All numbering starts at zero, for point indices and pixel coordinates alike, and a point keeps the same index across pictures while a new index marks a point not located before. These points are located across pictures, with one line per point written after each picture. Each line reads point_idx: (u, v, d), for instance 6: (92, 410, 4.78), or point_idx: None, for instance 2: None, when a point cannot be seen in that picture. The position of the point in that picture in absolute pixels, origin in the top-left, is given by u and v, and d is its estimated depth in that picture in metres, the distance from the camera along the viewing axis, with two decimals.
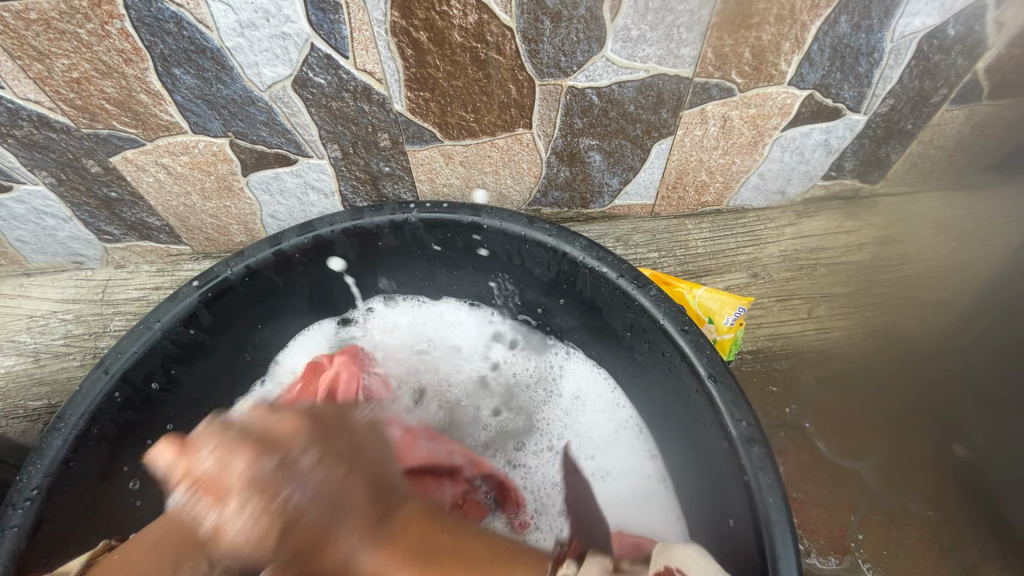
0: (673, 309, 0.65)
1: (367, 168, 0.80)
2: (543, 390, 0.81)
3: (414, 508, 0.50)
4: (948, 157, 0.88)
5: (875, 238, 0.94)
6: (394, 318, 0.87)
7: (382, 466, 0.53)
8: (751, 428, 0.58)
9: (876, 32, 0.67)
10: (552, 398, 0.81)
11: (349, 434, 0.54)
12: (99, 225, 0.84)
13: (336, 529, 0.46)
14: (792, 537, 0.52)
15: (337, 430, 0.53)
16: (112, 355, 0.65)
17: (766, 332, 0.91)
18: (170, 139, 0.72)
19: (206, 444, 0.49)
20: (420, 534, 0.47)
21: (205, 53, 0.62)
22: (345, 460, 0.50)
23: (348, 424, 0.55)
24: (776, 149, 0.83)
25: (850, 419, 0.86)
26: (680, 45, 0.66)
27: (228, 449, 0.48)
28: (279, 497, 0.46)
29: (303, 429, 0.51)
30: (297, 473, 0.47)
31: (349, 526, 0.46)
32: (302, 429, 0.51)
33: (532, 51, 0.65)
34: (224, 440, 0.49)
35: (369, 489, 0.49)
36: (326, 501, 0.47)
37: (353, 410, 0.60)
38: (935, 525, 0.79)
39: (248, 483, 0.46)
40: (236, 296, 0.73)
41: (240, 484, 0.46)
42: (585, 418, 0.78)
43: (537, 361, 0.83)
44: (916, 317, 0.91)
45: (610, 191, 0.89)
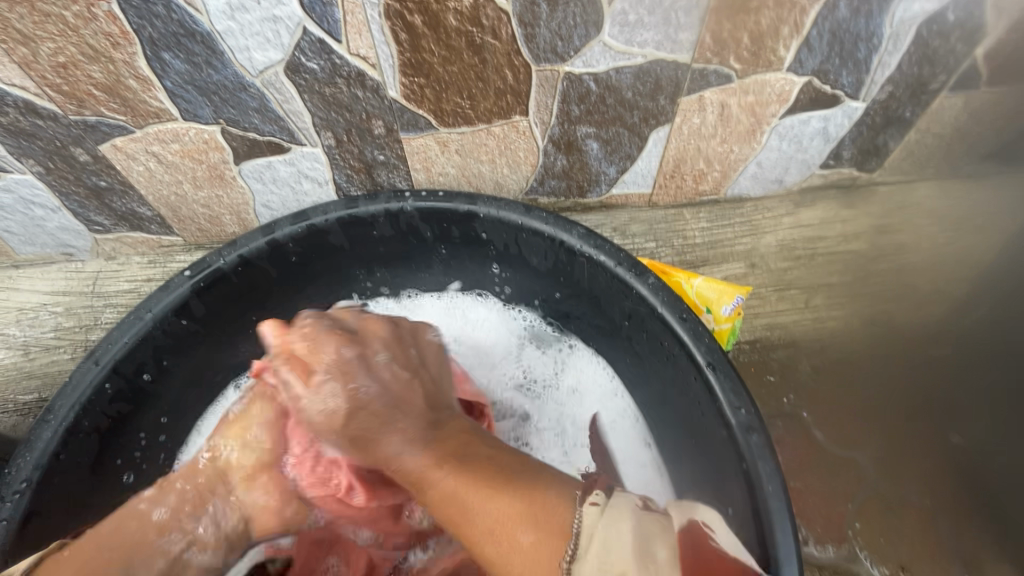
0: (672, 297, 0.65)
1: (361, 156, 0.79)
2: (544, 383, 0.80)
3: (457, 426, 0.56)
4: (946, 145, 0.87)
5: (873, 227, 0.94)
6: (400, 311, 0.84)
7: (436, 386, 0.60)
8: (750, 415, 0.57)
9: (875, 17, 0.66)
10: (553, 390, 0.80)
11: (419, 349, 0.62)
12: (89, 216, 0.83)
13: (388, 428, 0.54)
14: (791, 524, 0.52)
15: (410, 342, 0.61)
16: (102, 346, 0.64)
17: (764, 321, 0.91)
18: (160, 126, 0.70)
19: (292, 331, 0.57)
20: (457, 448, 0.53)
21: (194, 37, 0.60)
22: (410, 368, 0.58)
23: (422, 340, 0.63)
24: (774, 137, 0.82)
25: (847, 409, 0.86)
26: (679, 30, 0.65)
27: (316, 337, 0.56)
28: (353, 385, 0.54)
29: (381, 331, 0.60)
30: (369, 369, 0.55)
31: (398, 431, 0.54)
32: (382, 335, 0.59)
33: (528, 36, 0.64)
34: (315, 329, 0.57)
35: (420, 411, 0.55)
36: (385, 398, 0.55)
37: (428, 329, 0.67)
38: (932, 514, 0.79)
39: (330, 364, 0.54)
40: (229, 286, 0.72)
41: (327, 364, 0.54)
42: (583, 411, 0.78)
43: (540, 353, 0.82)
44: (913, 307, 0.91)
45: (607, 181, 0.88)
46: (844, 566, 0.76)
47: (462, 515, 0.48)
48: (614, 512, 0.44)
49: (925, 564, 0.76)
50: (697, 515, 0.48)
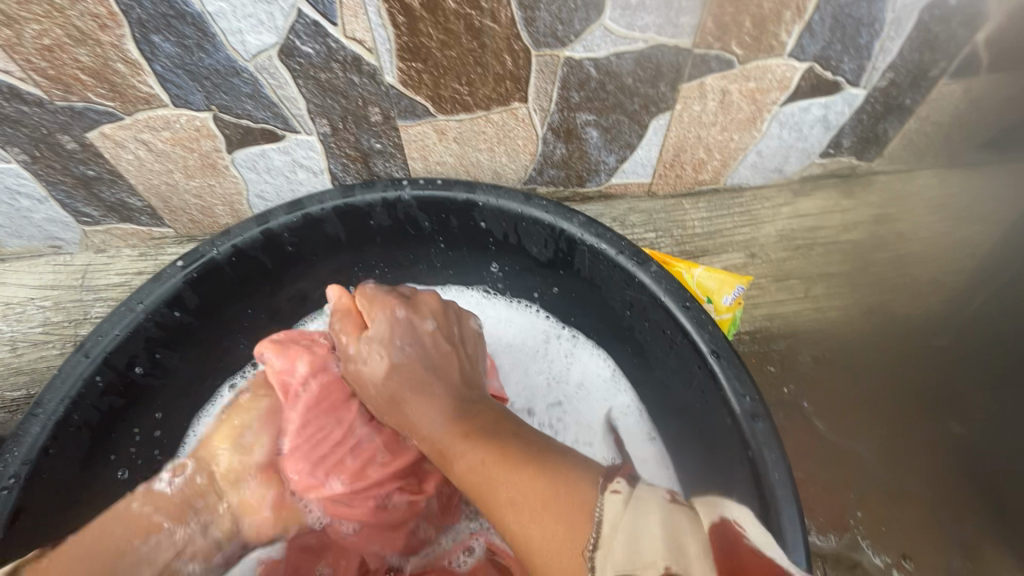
0: (674, 285, 0.64)
1: (357, 144, 0.77)
2: (549, 379, 0.80)
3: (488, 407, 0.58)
4: (945, 133, 0.87)
5: (872, 217, 0.94)
6: None
7: (472, 365, 0.65)
8: (755, 403, 0.57)
9: (878, 2, 0.66)
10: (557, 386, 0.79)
11: (461, 327, 0.67)
12: (77, 207, 0.81)
13: (426, 400, 0.58)
14: (797, 512, 0.52)
15: (456, 318, 0.67)
16: (92, 338, 0.62)
17: (764, 312, 0.90)
18: (150, 113, 0.69)
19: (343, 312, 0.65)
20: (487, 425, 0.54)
21: (185, 19, 0.59)
22: (453, 342, 0.65)
23: (465, 322, 0.68)
24: (775, 125, 0.82)
25: (848, 398, 0.86)
26: (680, 14, 0.64)
27: (374, 302, 0.65)
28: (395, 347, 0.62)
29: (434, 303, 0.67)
30: (415, 336, 0.63)
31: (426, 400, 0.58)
32: (430, 306, 0.66)
33: (528, 19, 0.63)
34: (372, 297, 0.66)
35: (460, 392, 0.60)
36: (420, 364, 0.61)
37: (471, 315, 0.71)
38: (933, 502, 0.79)
39: (383, 326, 0.63)
40: (224, 277, 0.70)
41: (386, 326, 0.63)
42: (589, 406, 0.77)
43: (544, 349, 0.82)
44: (913, 296, 0.90)
45: (606, 170, 0.87)
46: (846, 555, 0.77)
47: (484, 489, 0.48)
48: (637, 504, 0.39)
49: (925, 552, 0.77)
50: (727, 512, 0.40)
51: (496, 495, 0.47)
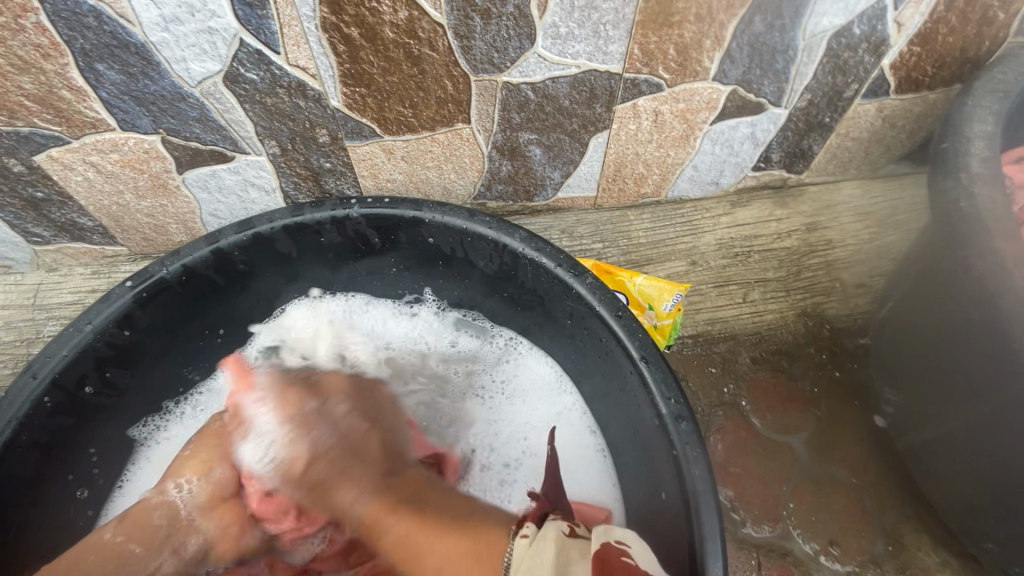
0: (609, 295, 0.68)
1: (307, 164, 0.80)
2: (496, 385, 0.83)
3: (412, 478, 0.61)
4: (864, 148, 0.94)
5: (803, 226, 1.00)
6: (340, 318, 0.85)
7: (394, 434, 0.66)
8: (679, 405, 0.61)
9: (789, 31, 0.71)
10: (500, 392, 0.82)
11: (374, 401, 0.69)
12: (26, 227, 0.81)
13: (350, 476, 0.59)
14: (716, 504, 0.56)
15: (366, 394, 0.68)
16: (40, 359, 0.63)
17: (705, 316, 0.95)
18: (97, 136, 0.70)
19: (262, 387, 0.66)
20: (409, 491, 0.59)
21: (129, 48, 0.61)
22: (365, 417, 0.65)
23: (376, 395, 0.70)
24: (707, 142, 0.87)
25: (784, 395, 0.92)
26: (608, 42, 0.68)
27: (284, 394, 0.64)
28: (311, 434, 0.61)
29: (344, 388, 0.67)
30: (330, 418, 0.63)
31: (351, 483, 0.58)
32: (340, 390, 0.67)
33: (464, 47, 0.67)
34: (281, 388, 0.66)
35: (362, 451, 0.61)
36: (340, 448, 0.61)
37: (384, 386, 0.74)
38: (858, 490, 0.85)
39: (291, 420, 0.62)
40: (175, 295, 0.72)
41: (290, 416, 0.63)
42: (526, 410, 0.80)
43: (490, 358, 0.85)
44: (841, 299, 0.97)
45: (553, 184, 0.91)
46: (779, 544, 0.81)
47: (410, 558, 0.53)
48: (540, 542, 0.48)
49: (851, 538, 0.81)
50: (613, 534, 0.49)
51: (409, 544, 0.53)
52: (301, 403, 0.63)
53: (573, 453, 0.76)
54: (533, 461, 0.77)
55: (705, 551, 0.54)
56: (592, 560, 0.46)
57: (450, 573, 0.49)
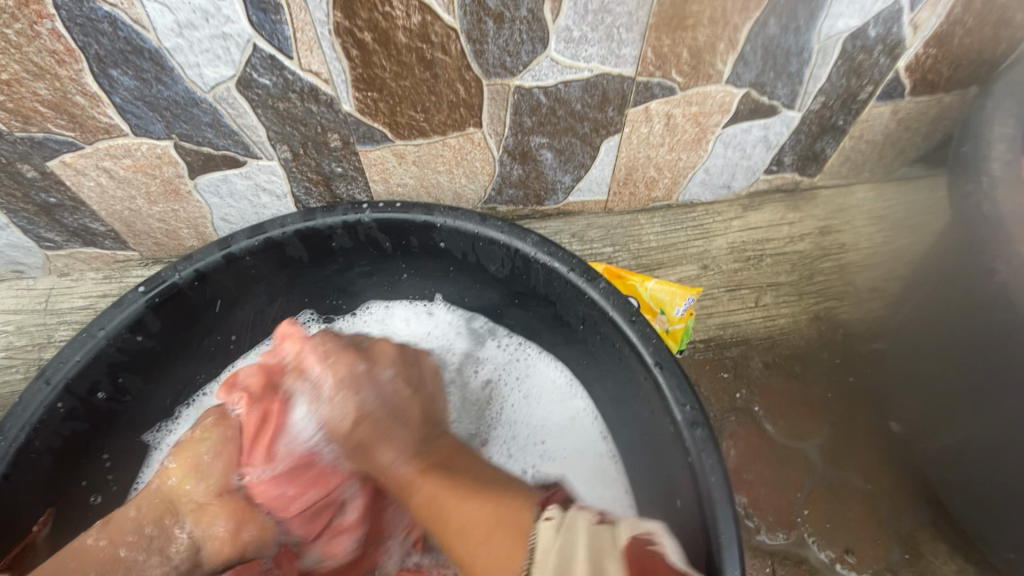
0: (622, 300, 0.67)
1: (319, 168, 0.80)
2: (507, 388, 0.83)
3: (449, 444, 0.60)
4: (878, 150, 0.93)
5: (816, 229, 0.99)
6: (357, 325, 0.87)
7: (434, 402, 0.65)
8: (695, 411, 0.60)
9: (804, 33, 0.71)
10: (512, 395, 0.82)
11: (420, 368, 0.66)
12: (39, 232, 0.82)
13: (394, 434, 0.58)
14: (733, 512, 0.55)
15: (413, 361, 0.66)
16: (53, 364, 0.63)
17: (717, 320, 0.94)
18: (110, 142, 0.70)
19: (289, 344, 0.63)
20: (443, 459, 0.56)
21: (143, 54, 0.61)
22: (411, 386, 0.63)
23: (423, 361, 0.67)
24: (719, 145, 0.86)
25: (798, 401, 0.90)
26: (621, 45, 0.68)
27: (325, 350, 0.62)
28: (358, 396, 0.59)
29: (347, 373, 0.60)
30: (376, 382, 0.60)
31: (393, 445, 0.57)
32: (388, 354, 0.64)
33: (477, 51, 0.66)
34: (325, 344, 0.62)
35: (406, 414, 0.60)
36: (385, 412, 0.59)
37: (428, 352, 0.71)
38: (874, 497, 0.83)
39: (340, 380, 0.59)
40: (187, 300, 0.71)
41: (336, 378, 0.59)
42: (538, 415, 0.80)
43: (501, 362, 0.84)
44: (855, 303, 0.96)
45: (563, 188, 0.91)
46: (794, 552, 0.80)
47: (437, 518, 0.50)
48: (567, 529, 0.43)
49: (867, 546, 0.80)
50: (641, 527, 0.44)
51: (438, 505, 0.51)
52: (349, 364, 0.60)
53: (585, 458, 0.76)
54: (547, 469, 0.76)
55: (723, 561, 0.52)
56: (623, 555, 0.41)
57: (472, 546, 0.46)
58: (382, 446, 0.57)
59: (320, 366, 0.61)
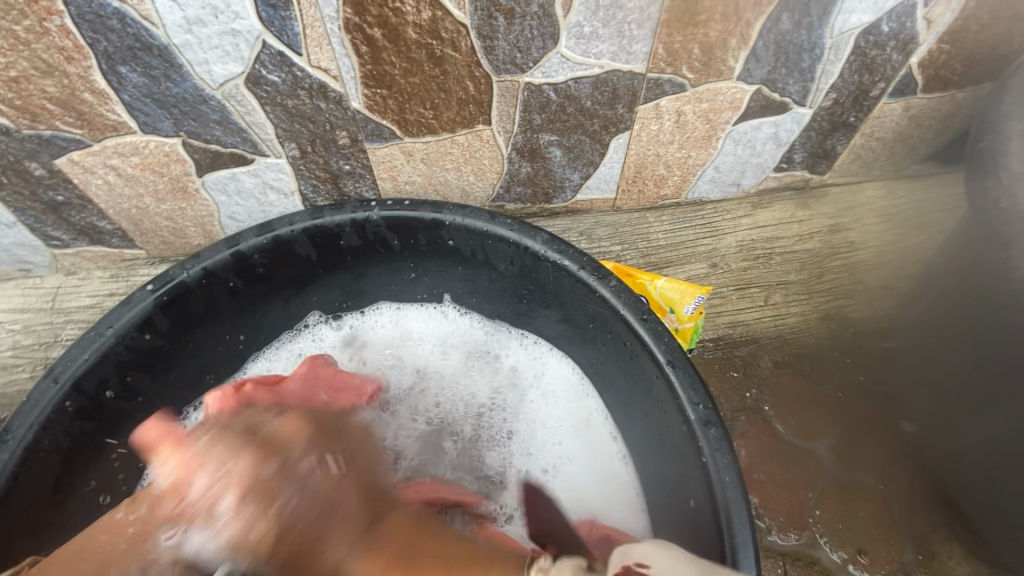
0: (633, 298, 0.67)
1: (327, 166, 0.79)
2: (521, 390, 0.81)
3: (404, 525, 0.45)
4: (889, 148, 0.93)
5: (826, 227, 0.98)
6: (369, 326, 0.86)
7: (373, 474, 0.50)
8: (708, 410, 0.59)
9: (816, 29, 0.70)
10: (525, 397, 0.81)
11: (347, 441, 0.51)
12: (46, 230, 0.81)
13: (326, 534, 0.41)
14: (747, 512, 0.54)
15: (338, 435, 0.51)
16: (62, 363, 0.63)
17: (726, 319, 0.94)
18: (119, 140, 0.70)
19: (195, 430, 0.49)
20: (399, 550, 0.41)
21: (152, 51, 0.60)
22: (340, 465, 0.47)
23: (348, 432, 0.54)
24: (729, 143, 0.86)
25: (809, 400, 0.89)
26: (632, 42, 0.67)
27: (214, 449, 0.45)
28: (274, 502, 0.42)
29: (303, 431, 0.49)
30: (296, 474, 0.44)
31: (340, 540, 0.41)
32: (299, 431, 0.48)
33: (487, 48, 0.66)
34: (216, 432, 0.47)
35: (339, 509, 0.43)
36: (313, 509, 0.42)
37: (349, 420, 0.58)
38: (886, 498, 0.82)
39: (242, 483, 0.43)
40: (195, 299, 0.71)
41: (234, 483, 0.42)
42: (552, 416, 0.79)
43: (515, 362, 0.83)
44: (865, 302, 0.95)
45: (571, 186, 0.90)
46: (805, 553, 0.79)
47: None
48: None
49: (880, 547, 0.79)
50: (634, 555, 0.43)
51: None
52: (254, 461, 0.44)
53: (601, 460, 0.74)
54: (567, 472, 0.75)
55: (738, 561, 0.52)
56: None
57: None
58: (328, 553, 0.40)
59: (205, 462, 0.45)
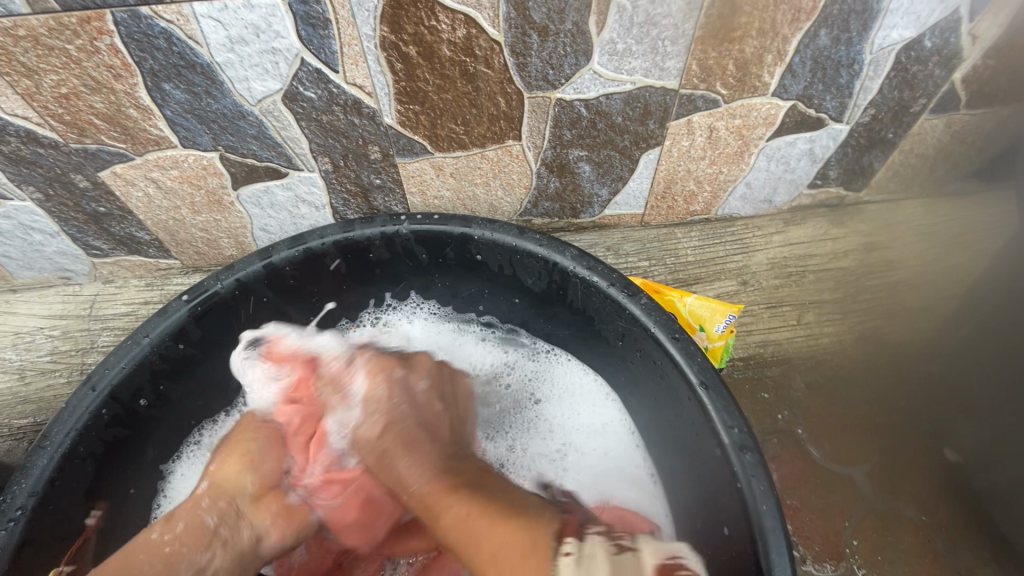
0: (665, 317, 0.65)
1: (358, 180, 0.80)
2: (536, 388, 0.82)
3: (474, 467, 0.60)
4: (928, 165, 0.90)
5: (861, 245, 0.96)
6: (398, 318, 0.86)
7: (462, 422, 0.67)
8: (743, 434, 0.57)
9: (855, 45, 0.69)
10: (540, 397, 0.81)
11: (453, 386, 0.69)
12: (87, 240, 0.84)
13: (413, 452, 0.59)
14: (786, 543, 0.52)
15: (449, 379, 0.69)
16: (99, 371, 0.64)
17: (757, 338, 0.91)
18: (159, 153, 0.72)
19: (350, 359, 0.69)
20: (474, 476, 0.57)
21: (195, 69, 0.62)
22: (444, 400, 0.66)
23: (458, 383, 0.71)
24: (762, 159, 0.84)
25: (843, 424, 0.86)
26: (666, 58, 0.67)
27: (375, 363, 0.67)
28: (394, 401, 0.63)
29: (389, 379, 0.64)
30: (411, 394, 0.64)
31: (417, 457, 0.59)
32: (425, 365, 0.68)
33: (520, 64, 0.66)
34: (375, 358, 0.67)
35: (432, 429, 0.62)
36: (416, 422, 0.62)
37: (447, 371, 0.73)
38: (929, 530, 0.78)
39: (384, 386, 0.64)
40: (226, 308, 0.72)
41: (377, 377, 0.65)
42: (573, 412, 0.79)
43: (536, 359, 0.83)
44: (904, 323, 0.91)
45: (600, 202, 0.90)
46: None
47: (469, 540, 0.50)
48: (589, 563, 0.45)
49: None
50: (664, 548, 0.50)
51: (462, 528, 0.51)
52: (388, 371, 0.65)
53: (621, 465, 0.74)
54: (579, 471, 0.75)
55: None
56: None
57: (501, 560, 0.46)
58: (409, 462, 0.58)
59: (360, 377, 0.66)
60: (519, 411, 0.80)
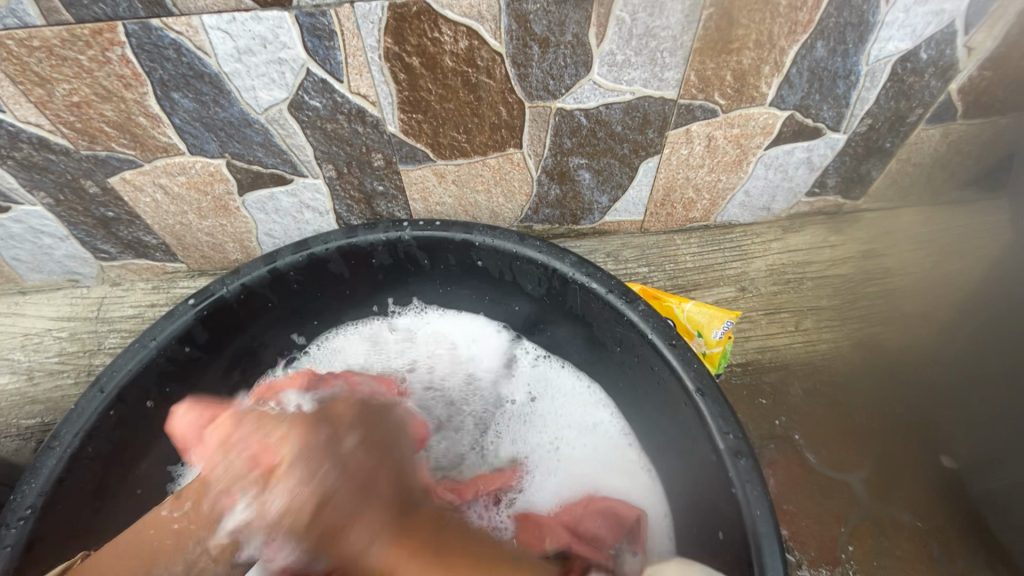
0: (662, 324, 0.66)
1: (361, 187, 0.81)
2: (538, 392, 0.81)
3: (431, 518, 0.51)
4: (926, 173, 0.91)
5: (859, 253, 0.97)
6: (405, 320, 0.86)
7: (407, 471, 0.56)
8: (739, 440, 0.58)
9: (852, 56, 0.70)
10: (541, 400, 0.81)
11: (385, 433, 0.57)
12: (96, 244, 0.85)
13: (359, 514, 0.48)
14: (780, 548, 0.53)
15: (378, 425, 0.57)
16: (107, 373, 0.65)
17: (755, 344, 0.92)
18: (167, 160, 0.73)
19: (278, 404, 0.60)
20: (433, 539, 0.48)
21: (203, 78, 0.63)
22: (377, 452, 0.53)
23: (389, 420, 0.61)
24: (760, 167, 0.85)
25: (839, 430, 0.87)
26: (664, 69, 0.68)
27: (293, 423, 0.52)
28: (320, 470, 0.49)
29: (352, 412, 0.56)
30: (338, 453, 0.51)
31: (366, 523, 0.47)
32: (348, 417, 0.55)
33: (521, 75, 0.67)
34: (297, 419, 0.53)
35: (374, 488, 0.50)
36: (351, 482, 0.49)
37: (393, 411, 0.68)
38: (925, 536, 0.79)
39: (304, 450, 0.50)
40: (231, 312, 0.73)
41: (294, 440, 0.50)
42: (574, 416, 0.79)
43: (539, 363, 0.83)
44: (901, 330, 0.92)
45: (600, 209, 0.91)
46: None
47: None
48: None
49: None
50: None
51: None
52: (309, 433, 0.51)
53: (621, 470, 0.73)
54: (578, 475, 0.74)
55: None
56: None
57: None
58: (353, 532, 0.47)
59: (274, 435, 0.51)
60: (520, 413, 0.80)
